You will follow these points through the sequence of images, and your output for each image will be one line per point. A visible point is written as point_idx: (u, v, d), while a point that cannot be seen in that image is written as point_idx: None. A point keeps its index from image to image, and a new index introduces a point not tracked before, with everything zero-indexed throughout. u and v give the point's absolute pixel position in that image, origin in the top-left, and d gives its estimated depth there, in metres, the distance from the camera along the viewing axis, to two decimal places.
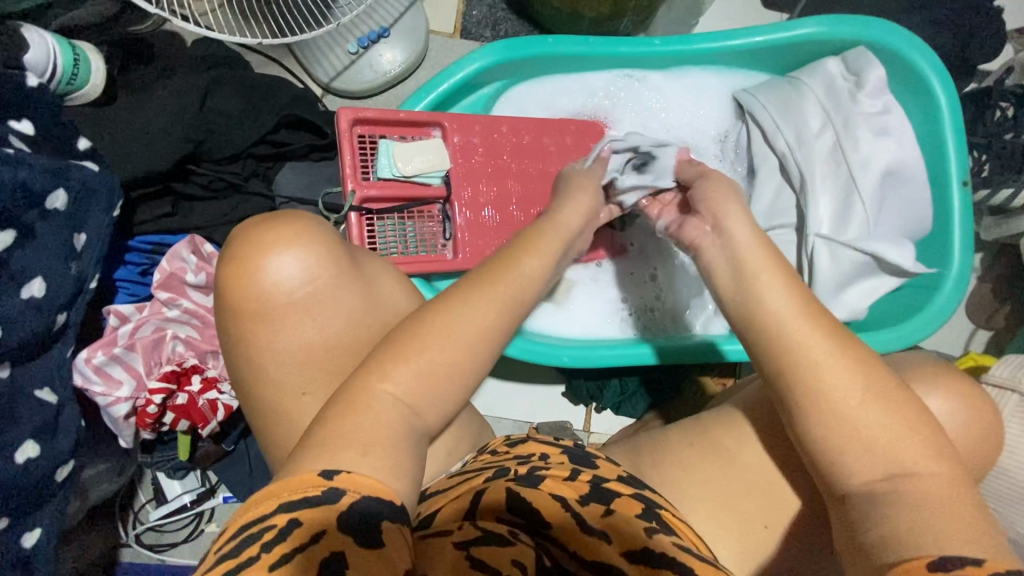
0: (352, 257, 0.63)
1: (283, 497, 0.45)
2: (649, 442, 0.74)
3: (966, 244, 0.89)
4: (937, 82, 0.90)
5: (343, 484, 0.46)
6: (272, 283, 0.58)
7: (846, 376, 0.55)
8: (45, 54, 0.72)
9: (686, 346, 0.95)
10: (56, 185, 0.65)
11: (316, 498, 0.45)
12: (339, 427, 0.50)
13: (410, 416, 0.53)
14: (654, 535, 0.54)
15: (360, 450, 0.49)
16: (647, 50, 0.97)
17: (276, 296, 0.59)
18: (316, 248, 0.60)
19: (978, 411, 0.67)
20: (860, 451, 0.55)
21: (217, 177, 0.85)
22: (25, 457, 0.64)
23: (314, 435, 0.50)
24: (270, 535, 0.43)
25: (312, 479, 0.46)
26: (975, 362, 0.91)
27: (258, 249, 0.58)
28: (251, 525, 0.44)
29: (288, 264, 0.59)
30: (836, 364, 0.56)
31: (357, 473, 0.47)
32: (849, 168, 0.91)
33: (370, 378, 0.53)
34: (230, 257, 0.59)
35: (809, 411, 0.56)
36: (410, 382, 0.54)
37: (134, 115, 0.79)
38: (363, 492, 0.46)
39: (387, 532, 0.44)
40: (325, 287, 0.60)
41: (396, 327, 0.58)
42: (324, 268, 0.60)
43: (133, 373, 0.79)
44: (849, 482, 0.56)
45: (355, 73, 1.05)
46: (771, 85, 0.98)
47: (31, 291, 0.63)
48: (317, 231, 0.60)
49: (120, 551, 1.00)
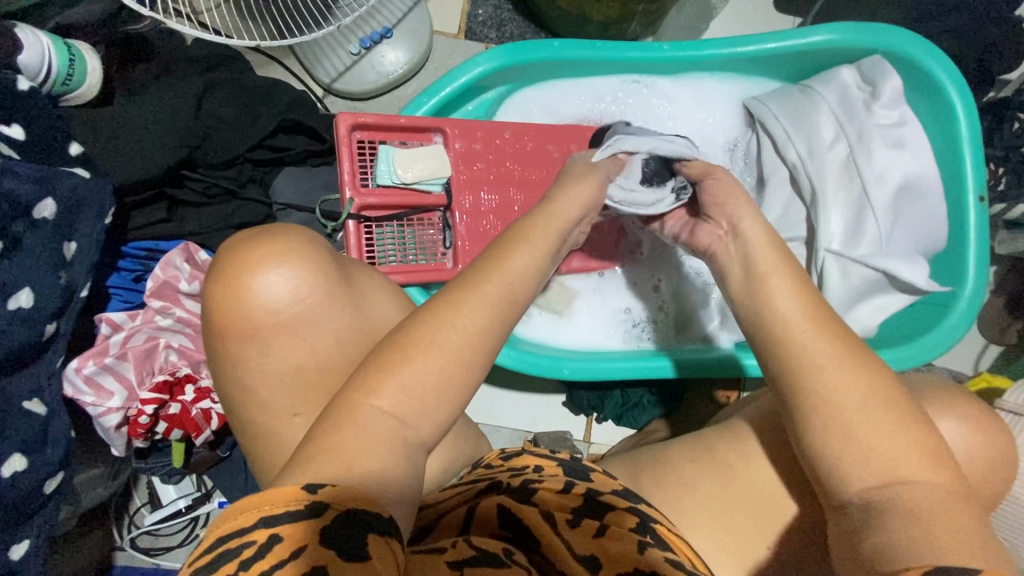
0: (343, 274, 0.61)
1: (263, 512, 0.41)
2: (650, 458, 0.72)
3: (982, 261, 0.86)
4: (956, 94, 0.87)
5: (327, 497, 0.43)
6: (262, 300, 0.57)
7: (863, 412, 0.52)
8: (40, 55, 0.69)
9: (699, 360, 0.92)
10: (44, 194, 0.64)
11: (298, 513, 0.42)
12: (327, 444, 0.47)
13: (397, 427, 0.49)
14: (646, 550, 0.52)
15: (343, 465, 0.46)
16: (656, 56, 0.94)
17: (261, 316, 0.57)
18: (305, 266, 0.58)
19: (994, 437, 0.64)
20: (863, 463, 0.51)
21: (214, 183, 0.83)
22: (12, 471, 0.62)
23: (305, 450, 0.47)
24: (250, 552, 0.40)
25: (294, 492, 0.42)
26: (988, 384, 0.90)
27: (245, 268, 0.56)
28: (229, 538, 0.41)
29: (277, 282, 0.57)
30: (854, 391, 0.52)
31: (341, 486, 0.44)
32: (863, 181, 0.88)
33: (358, 394, 0.50)
34: (216, 276, 0.57)
35: (821, 441, 0.53)
36: (399, 397, 0.50)
37: (128, 117, 0.77)
38: (349, 505, 0.43)
39: (374, 546, 0.42)
40: (314, 307, 0.58)
41: (385, 338, 0.53)
42: (311, 288, 0.58)
43: (125, 383, 0.77)
44: (844, 490, 0.52)
45: (357, 74, 1.03)
46: (783, 94, 0.95)
47: (19, 301, 0.62)
48: (306, 249, 0.58)
49: (115, 554, 0.99)
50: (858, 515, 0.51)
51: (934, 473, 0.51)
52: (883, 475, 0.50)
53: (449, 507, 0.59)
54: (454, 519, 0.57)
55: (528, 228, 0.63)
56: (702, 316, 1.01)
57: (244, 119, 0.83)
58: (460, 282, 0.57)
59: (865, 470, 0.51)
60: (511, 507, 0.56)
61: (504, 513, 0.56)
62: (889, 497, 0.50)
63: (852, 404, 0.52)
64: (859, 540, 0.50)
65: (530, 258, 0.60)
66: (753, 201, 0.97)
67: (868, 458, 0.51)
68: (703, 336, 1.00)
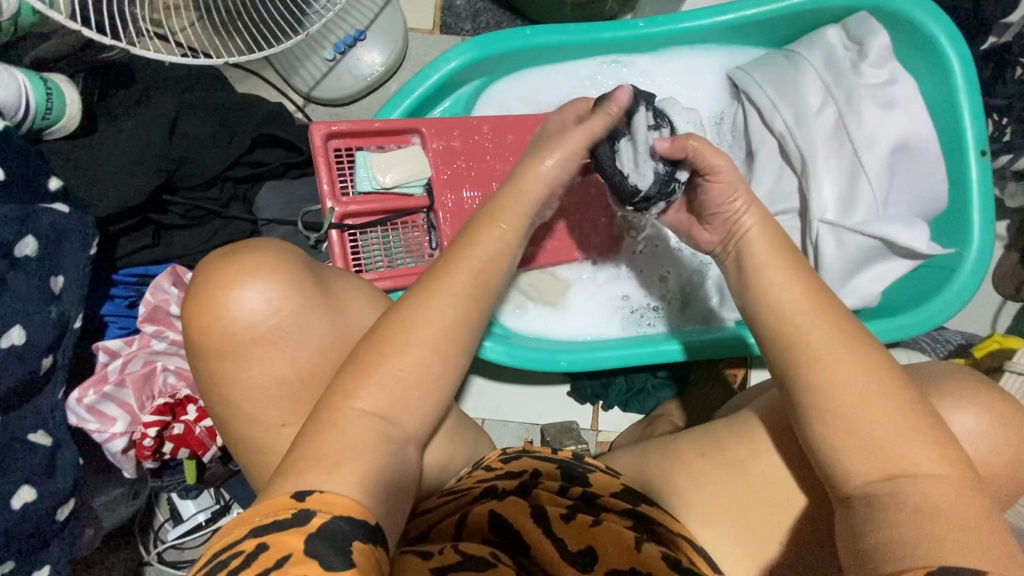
0: (317, 279, 0.61)
1: (254, 524, 0.42)
2: (659, 449, 0.71)
3: (987, 219, 0.83)
4: (949, 46, 0.83)
5: (314, 505, 0.43)
6: (236, 318, 0.57)
7: (864, 394, 0.50)
8: (15, 91, 0.69)
9: (719, 341, 0.90)
10: (24, 232, 0.66)
11: (285, 522, 0.42)
12: (312, 448, 0.48)
13: (382, 428, 0.51)
14: (643, 546, 0.54)
15: (326, 468, 0.47)
16: (632, 34, 0.91)
17: (241, 331, 0.57)
18: (278, 280, 0.58)
19: (1005, 409, 0.61)
20: (863, 451, 0.50)
21: (195, 205, 0.84)
22: (22, 503, 0.64)
23: (293, 455, 0.48)
24: (236, 563, 0.40)
25: (282, 502, 0.43)
26: (999, 346, 0.87)
27: (220, 285, 0.57)
28: (222, 551, 0.41)
29: (253, 298, 0.57)
30: (853, 373, 0.51)
31: (328, 493, 0.44)
32: (854, 145, 0.85)
33: (336, 398, 0.51)
34: (194, 294, 0.58)
35: (828, 427, 0.51)
36: (379, 396, 0.51)
37: (103, 146, 0.78)
38: (335, 513, 0.43)
39: (359, 552, 0.41)
40: (291, 318, 0.58)
41: (360, 341, 0.55)
42: (287, 299, 0.58)
43: (127, 408, 0.79)
44: (847, 483, 0.51)
45: (334, 80, 1.02)
46: (767, 61, 0.92)
47: (10, 338, 0.64)
48: (281, 263, 0.59)
49: (146, 568, 1.01)
50: (864, 510, 0.50)
51: (942, 448, 0.49)
52: (891, 464, 0.49)
53: (443, 515, 0.58)
54: (445, 528, 0.56)
55: (513, 218, 0.62)
56: (703, 295, 0.99)
57: (220, 137, 0.84)
58: (445, 284, 0.57)
59: (876, 446, 0.49)
60: (501, 513, 0.56)
61: (496, 521, 0.55)
62: (894, 493, 0.48)
63: (848, 381, 0.50)
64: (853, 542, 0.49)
65: (511, 256, 0.60)
66: (743, 174, 0.94)
67: (878, 442, 0.49)
68: (709, 316, 0.99)
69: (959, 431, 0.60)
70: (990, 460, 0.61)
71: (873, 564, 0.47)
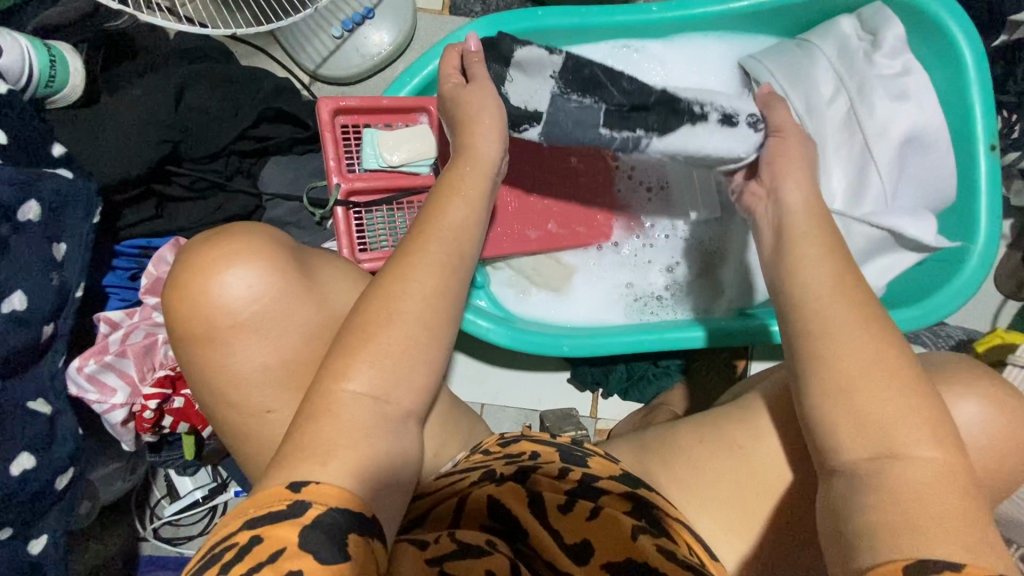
0: (299, 265, 0.61)
1: (250, 515, 0.43)
2: (657, 438, 0.71)
3: (994, 214, 0.83)
4: (963, 38, 0.83)
5: (312, 496, 0.44)
6: (219, 303, 0.57)
7: (872, 387, 0.50)
8: (19, 56, 0.68)
9: (721, 326, 0.89)
10: (29, 197, 0.65)
11: (281, 513, 0.43)
12: (319, 433, 0.48)
13: (385, 412, 0.50)
14: (638, 536, 0.53)
15: (319, 459, 0.46)
16: (644, 18, 0.91)
17: (218, 317, 0.57)
18: (260, 265, 0.58)
19: (1009, 401, 0.61)
20: (853, 428, 0.50)
21: (199, 176, 0.83)
22: (21, 469, 0.64)
23: (296, 440, 0.48)
24: (230, 556, 0.41)
25: (279, 491, 0.44)
26: (1001, 341, 0.87)
27: (201, 270, 0.56)
28: (218, 543, 0.42)
29: (235, 282, 0.57)
30: (873, 361, 0.50)
31: (325, 484, 0.45)
32: (864, 136, 0.85)
33: (330, 378, 0.50)
34: (172, 282, 0.57)
35: (833, 401, 0.50)
36: (371, 375, 0.50)
37: (107, 115, 0.76)
38: (330, 505, 0.44)
39: (353, 545, 0.42)
40: (274, 303, 0.58)
41: (350, 323, 0.53)
42: (269, 284, 0.58)
43: (127, 379, 0.79)
44: (831, 474, 0.51)
45: (341, 58, 1.01)
46: (780, 49, 0.91)
47: (12, 304, 0.64)
48: (266, 247, 0.59)
49: (141, 544, 1.00)
50: (845, 486, 0.50)
51: (942, 439, 0.49)
52: (879, 444, 0.49)
53: (440, 498, 0.58)
54: (443, 513, 0.56)
55: None
56: (703, 285, 1.00)
57: (225, 111, 0.82)
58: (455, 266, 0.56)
59: (870, 426, 0.49)
60: (499, 499, 0.56)
61: (493, 504, 0.55)
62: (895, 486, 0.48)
63: (862, 369, 0.50)
64: (842, 524, 0.49)
65: None
66: None
67: (889, 434, 0.49)
68: (732, 301, 0.97)
69: (962, 423, 0.60)
70: (993, 452, 0.61)
71: (853, 554, 0.47)
